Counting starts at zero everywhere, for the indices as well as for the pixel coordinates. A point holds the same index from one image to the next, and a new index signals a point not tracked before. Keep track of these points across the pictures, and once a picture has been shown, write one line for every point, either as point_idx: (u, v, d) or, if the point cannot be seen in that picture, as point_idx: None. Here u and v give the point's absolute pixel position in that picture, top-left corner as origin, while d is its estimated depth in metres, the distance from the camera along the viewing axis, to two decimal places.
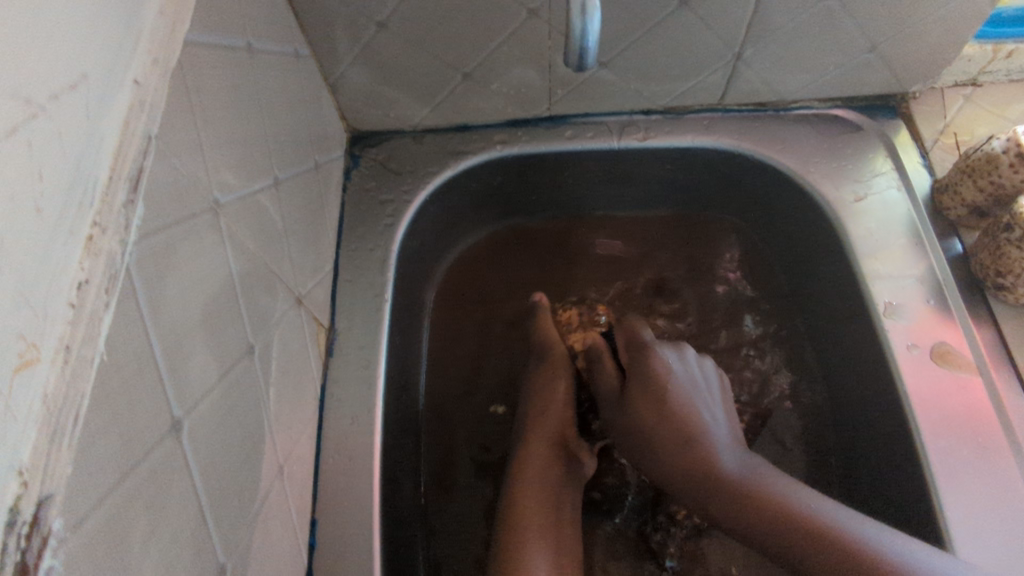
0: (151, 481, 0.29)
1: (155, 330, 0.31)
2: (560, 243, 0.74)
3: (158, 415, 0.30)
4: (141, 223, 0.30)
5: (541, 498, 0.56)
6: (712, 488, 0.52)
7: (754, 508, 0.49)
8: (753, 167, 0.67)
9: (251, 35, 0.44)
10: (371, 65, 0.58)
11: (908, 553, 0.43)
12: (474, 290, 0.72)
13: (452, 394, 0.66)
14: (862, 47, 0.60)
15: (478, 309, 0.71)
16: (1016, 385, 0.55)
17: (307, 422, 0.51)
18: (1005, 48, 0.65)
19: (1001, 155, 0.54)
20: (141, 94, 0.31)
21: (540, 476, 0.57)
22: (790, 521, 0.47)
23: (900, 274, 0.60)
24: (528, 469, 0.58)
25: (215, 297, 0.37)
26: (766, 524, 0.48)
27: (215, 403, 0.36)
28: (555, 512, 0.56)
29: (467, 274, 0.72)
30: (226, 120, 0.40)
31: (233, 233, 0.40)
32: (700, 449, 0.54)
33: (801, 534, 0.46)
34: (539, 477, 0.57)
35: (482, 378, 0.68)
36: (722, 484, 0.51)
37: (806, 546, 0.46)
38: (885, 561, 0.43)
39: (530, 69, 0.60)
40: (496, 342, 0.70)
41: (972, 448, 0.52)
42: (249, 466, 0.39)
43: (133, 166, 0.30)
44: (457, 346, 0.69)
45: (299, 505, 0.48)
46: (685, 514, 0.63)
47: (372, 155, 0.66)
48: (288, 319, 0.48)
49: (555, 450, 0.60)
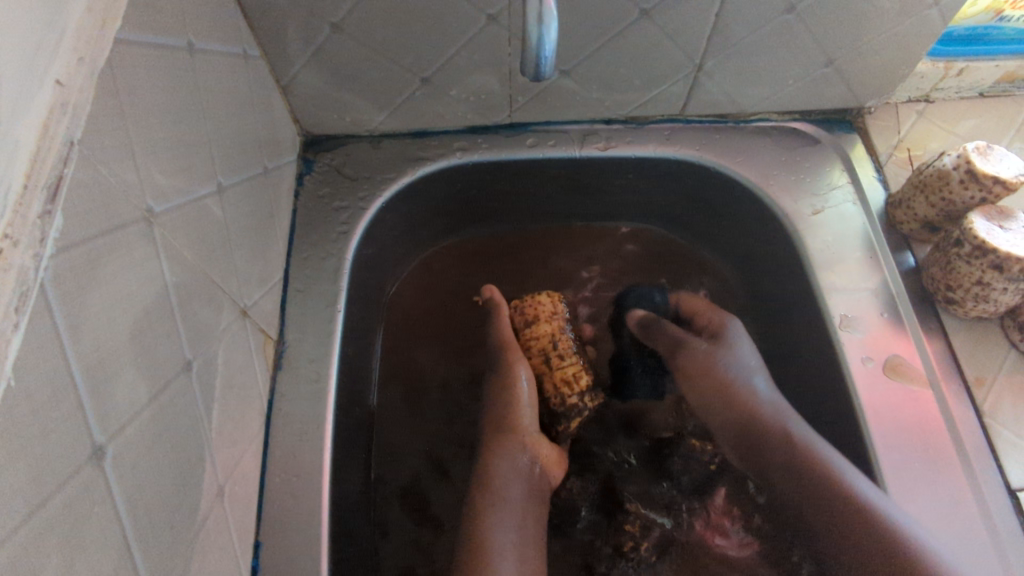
0: (65, 515, 0.27)
1: (77, 353, 0.28)
2: (523, 254, 0.73)
3: (74, 446, 0.28)
4: (59, 235, 0.28)
5: (507, 518, 0.54)
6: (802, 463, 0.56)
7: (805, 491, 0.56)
8: (713, 177, 0.67)
9: (193, 34, 0.42)
10: (326, 69, 0.56)
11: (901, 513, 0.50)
12: (427, 309, 0.70)
13: (413, 404, 0.65)
14: (819, 62, 0.61)
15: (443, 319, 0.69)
16: (964, 398, 0.56)
17: (251, 440, 0.48)
18: (956, 66, 0.67)
19: (952, 171, 0.56)
20: (63, 95, 0.29)
21: (507, 498, 0.55)
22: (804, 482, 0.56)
23: (855, 287, 0.60)
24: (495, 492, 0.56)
25: (147, 311, 0.35)
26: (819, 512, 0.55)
27: (144, 425, 0.33)
28: (525, 536, 0.54)
29: (419, 290, 0.70)
30: (164, 123, 0.38)
31: (169, 242, 0.38)
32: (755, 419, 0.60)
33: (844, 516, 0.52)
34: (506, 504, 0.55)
35: (450, 389, 0.66)
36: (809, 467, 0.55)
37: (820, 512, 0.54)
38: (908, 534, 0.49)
39: (489, 75, 0.59)
40: (448, 369, 0.67)
41: (923, 462, 0.52)
42: (184, 489, 0.37)
43: (52, 174, 0.28)
44: (416, 357, 0.67)
45: (240, 528, 0.45)
46: (632, 547, 0.61)
47: (326, 159, 0.64)
48: (232, 331, 0.46)
49: (517, 464, 0.58)
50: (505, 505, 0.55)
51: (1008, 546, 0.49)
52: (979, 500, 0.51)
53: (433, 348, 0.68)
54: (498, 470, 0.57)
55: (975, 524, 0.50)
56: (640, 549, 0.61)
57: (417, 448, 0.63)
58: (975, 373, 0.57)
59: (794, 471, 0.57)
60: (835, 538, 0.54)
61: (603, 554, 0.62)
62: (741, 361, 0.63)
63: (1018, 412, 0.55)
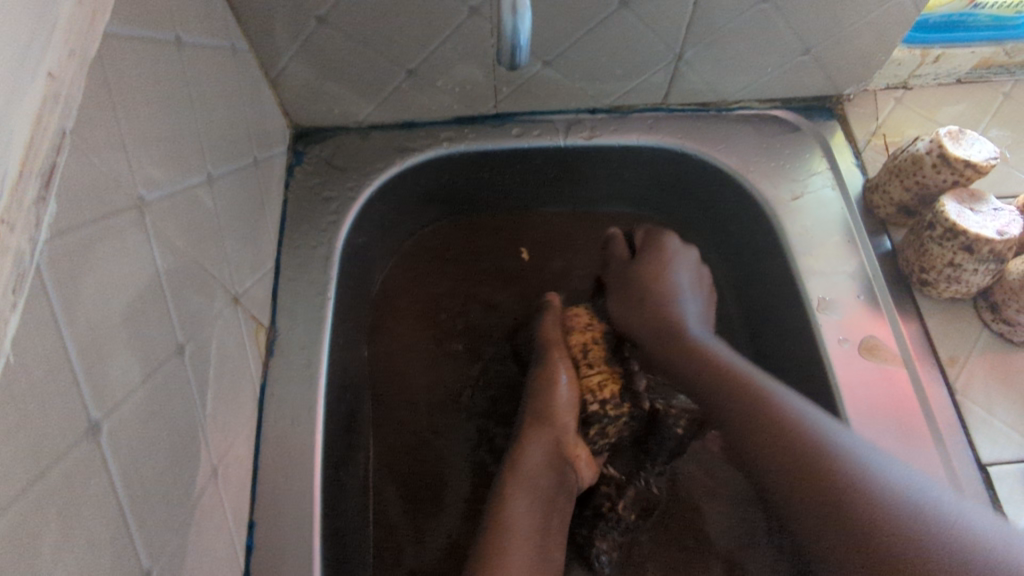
0: (64, 486, 0.29)
1: (73, 332, 0.30)
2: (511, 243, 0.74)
3: (71, 420, 0.29)
4: (53, 221, 0.29)
5: (535, 506, 0.57)
6: (731, 392, 0.54)
7: (733, 403, 0.53)
8: (696, 165, 0.68)
9: (182, 27, 0.43)
10: (313, 61, 0.57)
11: (909, 481, 0.44)
12: (437, 290, 0.71)
13: (408, 372, 0.67)
14: (797, 50, 0.62)
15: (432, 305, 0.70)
16: (937, 376, 0.57)
17: (244, 423, 0.50)
18: (932, 53, 0.68)
19: (925, 155, 0.57)
20: (55, 87, 0.30)
21: (535, 484, 0.57)
22: (761, 419, 0.51)
23: (833, 270, 0.62)
24: (523, 481, 0.57)
25: (139, 295, 0.36)
26: (776, 460, 0.48)
27: (138, 404, 0.35)
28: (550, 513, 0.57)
29: (411, 279, 0.71)
30: (154, 113, 0.39)
31: (160, 230, 0.39)
32: (697, 349, 0.60)
33: (820, 461, 0.46)
34: (527, 494, 0.57)
35: (449, 361, 0.68)
36: (743, 394, 0.53)
37: (773, 456, 0.49)
38: (888, 489, 0.43)
39: (474, 67, 0.60)
40: (453, 343, 0.69)
41: (897, 437, 0.54)
42: (179, 466, 0.39)
43: (46, 162, 0.29)
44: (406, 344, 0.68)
45: (235, 507, 0.47)
46: (611, 508, 0.62)
47: (315, 151, 0.65)
48: (224, 317, 0.48)
49: (552, 446, 0.59)
50: (524, 487, 0.57)
51: None
52: (949, 473, 0.53)
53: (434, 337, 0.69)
54: (532, 453, 0.59)
55: None
56: (618, 509, 0.62)
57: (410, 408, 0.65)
58: (949, 353, 0.59)
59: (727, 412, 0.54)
60: (792, 481, 0.47)
61: (584, 521, 0.62)
62: (688, 301, 0.65)
63: (989, 390, 0.57)
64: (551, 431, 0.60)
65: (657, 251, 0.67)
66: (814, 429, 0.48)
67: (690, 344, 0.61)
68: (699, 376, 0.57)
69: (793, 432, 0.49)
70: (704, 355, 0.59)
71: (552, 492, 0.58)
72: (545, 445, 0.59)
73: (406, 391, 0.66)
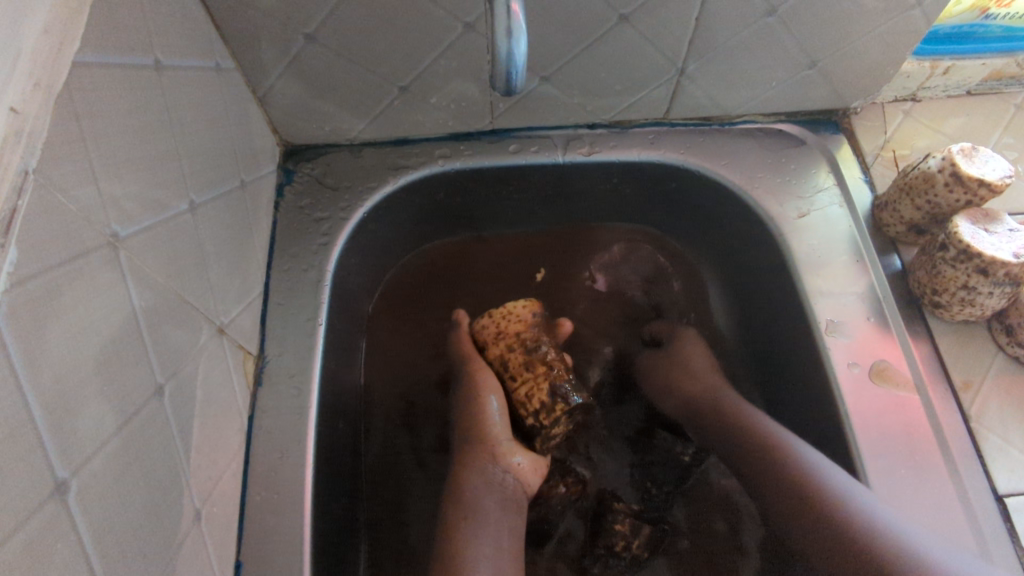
0: (27, 555, 0.27)
1: (35, 386, 0.28)
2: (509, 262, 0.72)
3: (33, 482, 0.27)
4: (14, 268, 0.27)
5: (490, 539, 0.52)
6: (751, 453, 0.58)
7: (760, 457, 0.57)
8: (699, 181, 0.66)
9: (161, 50, 0.41)
10: (303, 79, 0.55)
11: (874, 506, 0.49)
12: (428, 308, 0.70)
13: (400, 382, 0.66)
14: (803, 64, 0.60)
15: (425, 324, 0.69)
16: (952, 402, 0.55)
17: (230, 459, 0.48)
18: (942, 65, 0.66)
19: (937, 173, 0.55)
20: (17, 123, 0.28)
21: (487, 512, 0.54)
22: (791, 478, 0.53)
23: (842, 291, 0.60)
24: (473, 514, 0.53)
25: (113, 338, 0.34)
26: (795, 508, 0.53)
27: (112, 455, 0.33)
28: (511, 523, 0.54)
29: (407, 297, 0.69)
30: (130, 142, 0.38)
31: (137, 266, 0.37)
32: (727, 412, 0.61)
33: (819, 509, 0.51)
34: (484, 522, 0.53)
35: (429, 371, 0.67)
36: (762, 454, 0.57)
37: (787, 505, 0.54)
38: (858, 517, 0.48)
39: (469, 83, 0.58)
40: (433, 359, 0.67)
41: (910, 467, 0.52)
42: (157, 515, 0.37)
43: (5, 205, 0.27)
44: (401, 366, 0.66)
45: (220, 548, 0.45)
46: (625, 547, 0.60)
47: (306, 169, 0.63)
48: (208, 350, 0.46)
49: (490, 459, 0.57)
50: (479, 511, 0.54)
51: (993, 551, 0.49)
52: (965, 505, 0.51)
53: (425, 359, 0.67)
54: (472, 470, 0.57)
55: (962, 531, 0.50)
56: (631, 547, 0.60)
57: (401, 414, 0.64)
58: (962, 377, 0.57)
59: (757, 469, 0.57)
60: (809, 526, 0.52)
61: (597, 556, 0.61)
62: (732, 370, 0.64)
63: (1004, 417, 0.55)
64: (484, 448, 0.57)
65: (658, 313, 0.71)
66: (820, 476, 0.52)
67: (721, 408, 0.62)
68: (735, 442, 0.59)
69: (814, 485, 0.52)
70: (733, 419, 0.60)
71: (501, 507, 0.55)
72: (483, 466, 0.56)
73: (401, 395, 0.65)
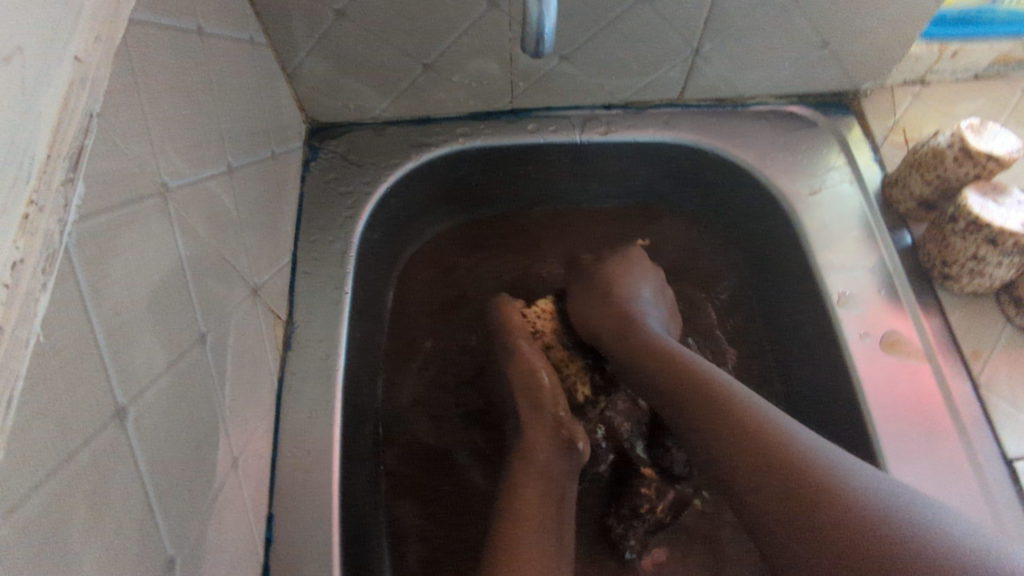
0: (92, 470, 0.28)
1: (99, 315, 0.30)
2: (528, 239, 0.74)
3: (98, 404, 0.29)
4: (81, 203, 0.29)
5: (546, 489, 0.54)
6: (719, 429, 0.47)
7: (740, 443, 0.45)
8: (713, 161, 0.68)
9: (202, 18, 0.43)
10: (331, 55, 0.57)
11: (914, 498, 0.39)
12: (449, 281, 0.71)
13: (420, 357, 0.67)
14: (815, 44, 0.62)
15: (445, 294, 0.71)
16: (962, 371, 0.57)
17: (263, 417, 0.50)
18: (950, 48, 0.68)
19: (946, 149, 0.57)
20: (82, 70, 0.30)
21: (539, 463, 0.55)
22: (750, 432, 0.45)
23: (853, 265, 0.61)
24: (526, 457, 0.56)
25: (162, 282, 0.36)
26: (765, 479, 0.43)
27: (163, 391, 0.35)
28: (553, 501, 0.54)
29: (431, 280, 0.71)
30: (176, 101, 0.39)
31: (182, 218, 0.39)
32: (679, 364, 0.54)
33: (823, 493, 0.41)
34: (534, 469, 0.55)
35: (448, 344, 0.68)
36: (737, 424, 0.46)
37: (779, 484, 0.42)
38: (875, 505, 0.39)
39: (490, 61, 0.60)
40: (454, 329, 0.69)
41: (922, 432, 0.53)
42: (201, 456, 0.38)
43: (74, 144, 0.29)
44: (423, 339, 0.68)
45: (254, 500, 0.47)
46: (650, 510, 0.60)
47: (331, 146, 0.65)
48: (243, 310, 0.47)
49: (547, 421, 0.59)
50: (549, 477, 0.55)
51: (1005, 512, 0.50)
52: (977, 468, 0.52)
53: (456, 344, 0.69)
54: (538, 439, 0.57)
55: (974, 493, 0.51)
56: (656, 510, 0.60)
57: (418, 385, 0.66)
58: (972, 348, 0.58)
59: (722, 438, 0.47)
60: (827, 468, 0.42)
61: (620, 518, 0.61)
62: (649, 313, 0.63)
63: (1013, 385, 0.56)
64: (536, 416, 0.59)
65: (619, 257, 0.69)
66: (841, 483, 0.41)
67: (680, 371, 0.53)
68: (705, 435, 0.48)
69: (756, 424, 0.46)
70: (696, 378, 0.51)
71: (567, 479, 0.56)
72: (545, 433, 0.58)
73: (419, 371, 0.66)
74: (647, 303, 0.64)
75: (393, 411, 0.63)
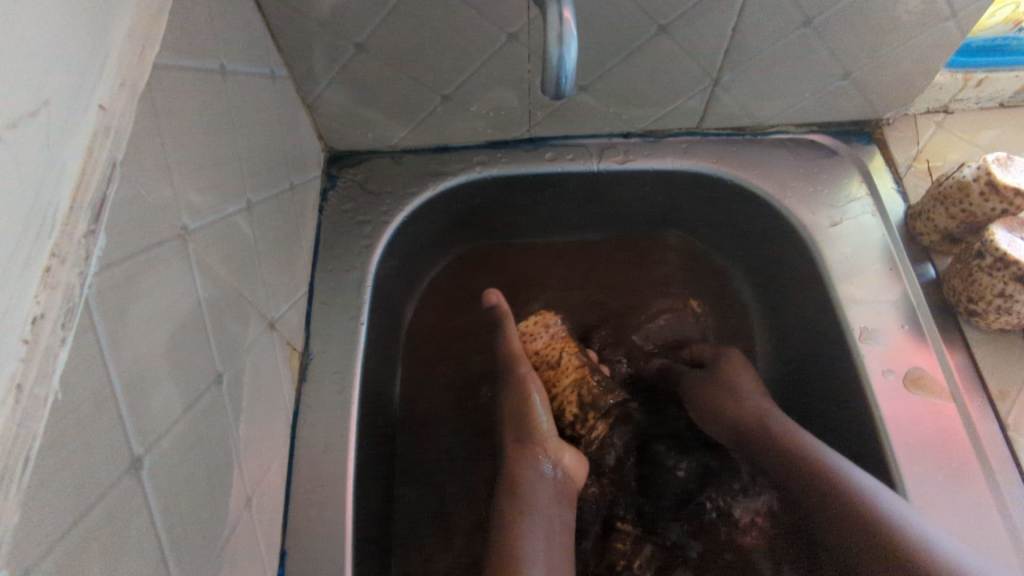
0: (107, 524, 0.28)
1: (118, 365, 0.30)
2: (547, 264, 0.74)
3: (114, 456, 0.29)
4: (102, 253, 0.29)
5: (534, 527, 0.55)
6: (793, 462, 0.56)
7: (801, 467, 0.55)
8: (732, 190, 0.67)
9: (225, 56, 0.44)
10: (350, 86, 0.57)
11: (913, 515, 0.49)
12: (468, 298, 0.71)
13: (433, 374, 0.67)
14: (837, 75, 0.61)
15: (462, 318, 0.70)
16: (988, 411, 0.55)
17: (277, 450, 0.50)
18: (975, 77, 0.67)
19: (972, 183, 0.55)
20: (106, 119, 0.30)
21: (529, 498, 0.56)
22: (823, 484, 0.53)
23: (875, 298, 0.60)
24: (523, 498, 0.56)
25: (180, 326, 0.36)
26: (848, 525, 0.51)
27: (179, 435, 0.35)
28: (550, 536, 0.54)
29: (429, 304, 0.70)
30: (198, 141, 0.40)
31: (201, 258, 0.39)
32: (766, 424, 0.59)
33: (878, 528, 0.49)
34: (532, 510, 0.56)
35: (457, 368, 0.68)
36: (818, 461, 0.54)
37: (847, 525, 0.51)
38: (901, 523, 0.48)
39: (509, 92, 0.60)
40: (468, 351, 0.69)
41: (947, 475, 0.52)
42: (215, 497, 0.38)
43: (96, 195, 0.29)
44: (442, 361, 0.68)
45: (267, 536, 0.46)
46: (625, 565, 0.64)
47: (349, 174, 0.65)
48: (260, 344, 0.48)
49: (536, 443, 0.60)
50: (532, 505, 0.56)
51: None
52: (1004, 514, 0.51)
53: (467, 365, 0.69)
54: (522, 471, 0.58)
55: (1001, 541, 0.50)
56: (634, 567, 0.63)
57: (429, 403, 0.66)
58: (999, 387, 0.56)
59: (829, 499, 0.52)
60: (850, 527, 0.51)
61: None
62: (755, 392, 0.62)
63: None
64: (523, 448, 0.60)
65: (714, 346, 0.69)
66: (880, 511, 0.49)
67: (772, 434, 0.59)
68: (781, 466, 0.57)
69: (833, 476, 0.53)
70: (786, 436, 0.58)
71: (553, 502, 0.57)
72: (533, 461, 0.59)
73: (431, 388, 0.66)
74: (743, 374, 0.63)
75: (410, 435, 0.64)
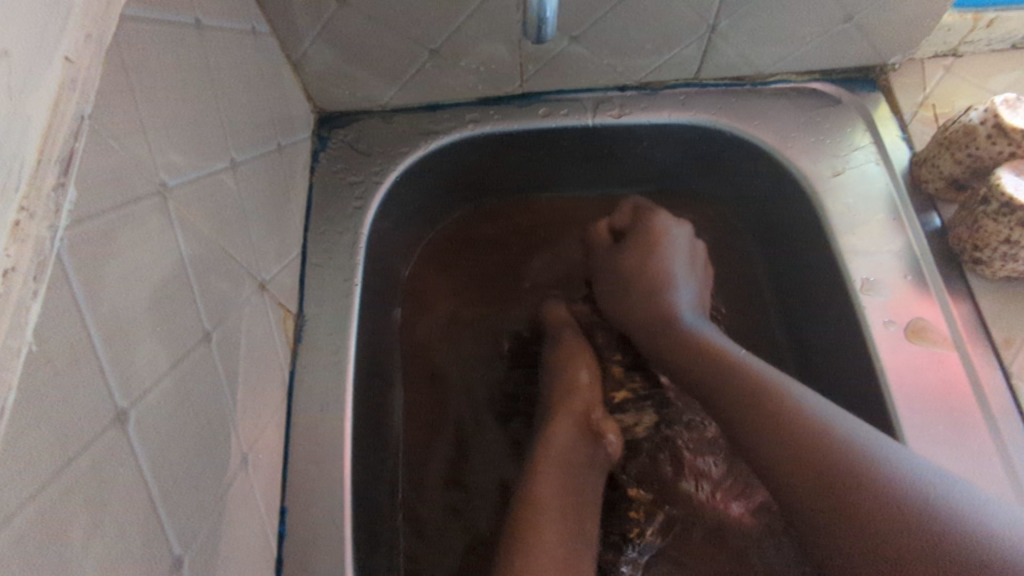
0: (92, 475, 0.29)
1: (97, 323, 0.30)
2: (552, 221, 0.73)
3: (99, 411, 0.29)
4: (73, 207, 0.29)
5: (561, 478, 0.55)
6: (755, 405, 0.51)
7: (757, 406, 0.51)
8: (730, 143, 0.66)
9: (200, 10, 0.42)
10: (335, 43, 0.56)
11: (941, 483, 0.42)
12: (477, 253, 0.71)
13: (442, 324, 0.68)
14: (840, 17, 0.59)
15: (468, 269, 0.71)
16: (992, 359, 0.54)
17: (274, 411, 0.50)
18: (985, 17, 0.64)
19: (979, 126, 0.53)
20: (72, 71, 0.29)
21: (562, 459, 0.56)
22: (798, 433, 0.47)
23: (878, 249, 0.59)
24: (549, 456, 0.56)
25: (163, 283, 0.36)
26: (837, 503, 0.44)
27: (165, 393, 0.35)
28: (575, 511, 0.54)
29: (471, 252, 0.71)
30: (174, 97, 0.39)
31: (183, 217, 0.39)
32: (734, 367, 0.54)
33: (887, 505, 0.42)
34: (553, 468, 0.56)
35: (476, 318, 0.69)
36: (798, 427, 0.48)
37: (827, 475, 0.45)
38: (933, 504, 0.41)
39: (498, 45, 0.58)
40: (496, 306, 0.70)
41: (947, 424, 0.51)
42: (209, 454, 0.39)
43: (64, 147, 0.28)
44: (444, 319, 0.68)
45: (266, 493, 0.47)
46: (638, 535, 0.61)
47: (339, 136, 0.64)
48: (251, 305, 0.48)
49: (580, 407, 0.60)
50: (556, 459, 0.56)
51: None
52: (1006, 461, 0.50)
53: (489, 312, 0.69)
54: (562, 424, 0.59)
55: (1004, 491, 0.49)
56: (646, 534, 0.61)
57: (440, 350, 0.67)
58: (1004, 335, 0.55)
59: (780, 435, 0.48)
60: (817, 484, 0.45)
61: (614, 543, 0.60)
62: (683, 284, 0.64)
63: None
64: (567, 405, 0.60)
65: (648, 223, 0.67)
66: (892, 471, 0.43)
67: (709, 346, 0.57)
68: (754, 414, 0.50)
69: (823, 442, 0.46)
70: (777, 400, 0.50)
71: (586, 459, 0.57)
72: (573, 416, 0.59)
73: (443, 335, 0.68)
74: (676, 247, 0.65)
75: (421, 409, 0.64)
